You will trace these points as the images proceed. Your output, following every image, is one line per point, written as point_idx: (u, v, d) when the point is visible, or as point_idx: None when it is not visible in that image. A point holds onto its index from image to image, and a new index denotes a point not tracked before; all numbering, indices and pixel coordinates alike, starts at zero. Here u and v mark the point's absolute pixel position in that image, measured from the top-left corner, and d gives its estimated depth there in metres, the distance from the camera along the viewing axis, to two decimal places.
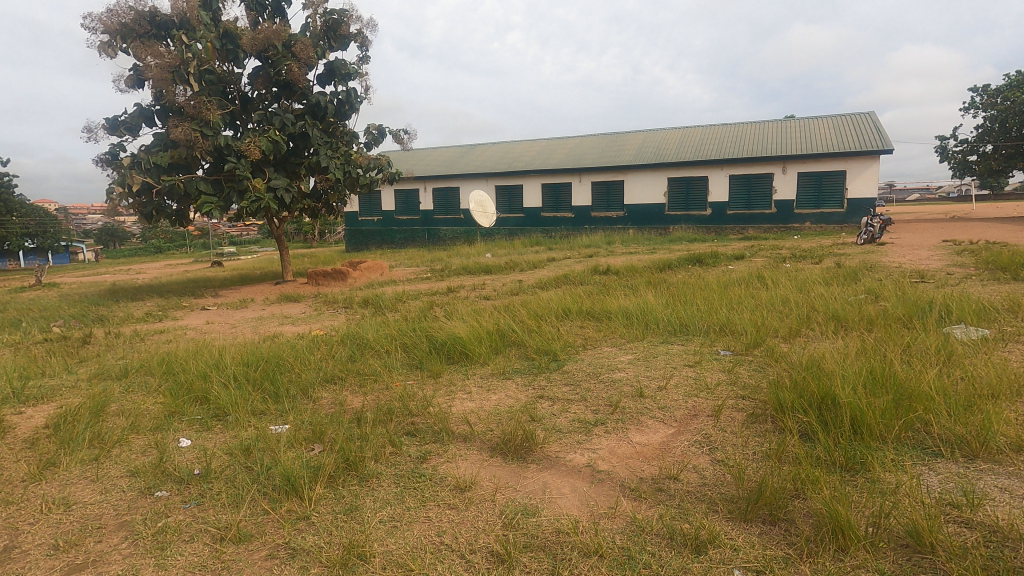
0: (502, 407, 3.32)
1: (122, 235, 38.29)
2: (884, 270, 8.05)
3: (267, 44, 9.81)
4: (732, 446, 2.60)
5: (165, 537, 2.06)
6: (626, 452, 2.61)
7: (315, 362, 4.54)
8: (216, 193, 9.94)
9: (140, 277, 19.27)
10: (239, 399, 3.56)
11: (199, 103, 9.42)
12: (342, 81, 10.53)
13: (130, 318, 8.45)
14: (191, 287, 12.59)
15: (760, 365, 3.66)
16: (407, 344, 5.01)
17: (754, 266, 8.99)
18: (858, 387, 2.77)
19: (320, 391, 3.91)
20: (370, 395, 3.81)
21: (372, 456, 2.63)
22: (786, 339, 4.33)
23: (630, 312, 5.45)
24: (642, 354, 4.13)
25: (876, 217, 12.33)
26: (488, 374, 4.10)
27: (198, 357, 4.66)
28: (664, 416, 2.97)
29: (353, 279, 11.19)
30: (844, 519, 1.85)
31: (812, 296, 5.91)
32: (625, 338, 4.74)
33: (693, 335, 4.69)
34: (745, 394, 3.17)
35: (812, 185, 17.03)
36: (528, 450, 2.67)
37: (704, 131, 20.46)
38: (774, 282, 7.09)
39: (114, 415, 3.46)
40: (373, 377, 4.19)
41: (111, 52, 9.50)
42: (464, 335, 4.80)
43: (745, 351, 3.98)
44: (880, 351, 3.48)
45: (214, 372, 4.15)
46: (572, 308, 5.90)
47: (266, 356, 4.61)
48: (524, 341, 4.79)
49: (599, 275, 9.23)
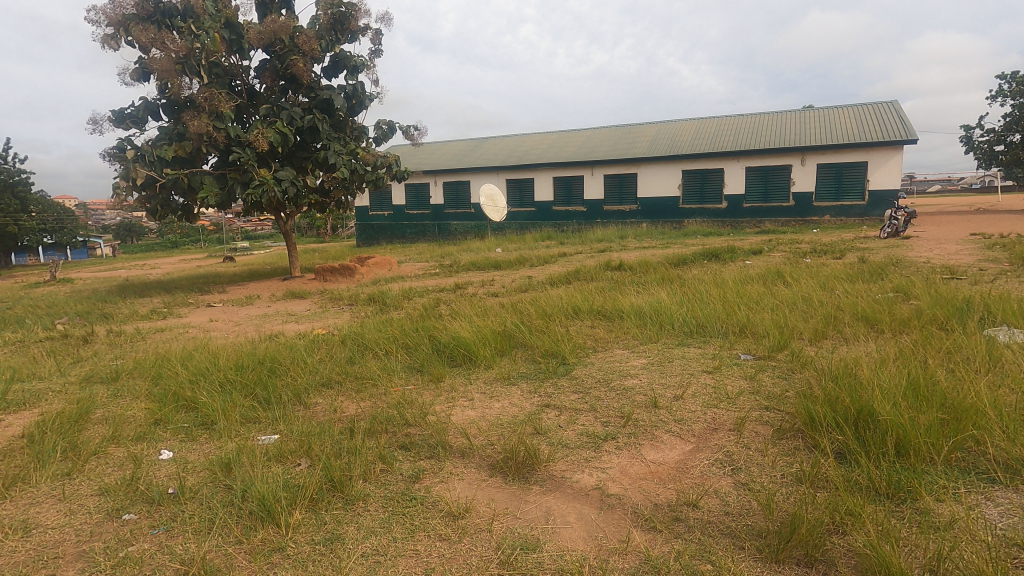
0: (504, 418, 3.08)
1: (139, 230, 38.84)
2: (912, 265, 7.69)
3: (273, 37, 9.62)
4: (757, 467, 2.34)
5: (123, 571, 1.86)
6: (639, 472, 2.37)
7: (312, 364, 4.36)
8: (221, 187, 9.76)
9: (153, 272, 19.38)
10: (227, 407, 3.38)
11: (209, 96, 9.26)
12: (350, 75, 10.31)
13: (133, 315, 8.36)
14: (200, 283, 12.53)
15: (784, 371, 3.39)
16: (409, 345, 4.81)
17: (773, 261, 8.67)
18: (899, 401, 2.50)
19: (314, 397, 3.73)
20: (367, 402, 3.62)
21: (360, 475, 2.42)
22: (812, 341, 4.04)
23: (643, 311, 5.17)
24: (657, 358, 3.86)
25: (902, 210, 11.87)
26: (492, 379, 3.87)
27: (191, 359, 4.49)
28: (680, 430, 2.71)
29: (361, 275, 10.99)
30: (894, 565, 1.58)
31: (836, 294, 5.61)
32: (639, 340, 4.46)
33: (711, 336, 4.42)
34: (769, 406, 2.91)
35: (833, 177, 16.52)
36: (531, 469, 2.43)
37: (720, 122, 19.97)
38: (795, 278, 6.75)
39: (96, 423, 3.30)
40: (371, 382, 3.99)
41: (113, 43, 9.37)
42: (468, 336, 4.56)
43: (768, 355, 3.70)
44: (919, 359, 3.17)
45: (204, 377, 3.97)
46: (582, 307, 5.63)
47: (262, 358, 4.45)
48: (532, 343, 4.54)
49: (612, 270, 8.97)
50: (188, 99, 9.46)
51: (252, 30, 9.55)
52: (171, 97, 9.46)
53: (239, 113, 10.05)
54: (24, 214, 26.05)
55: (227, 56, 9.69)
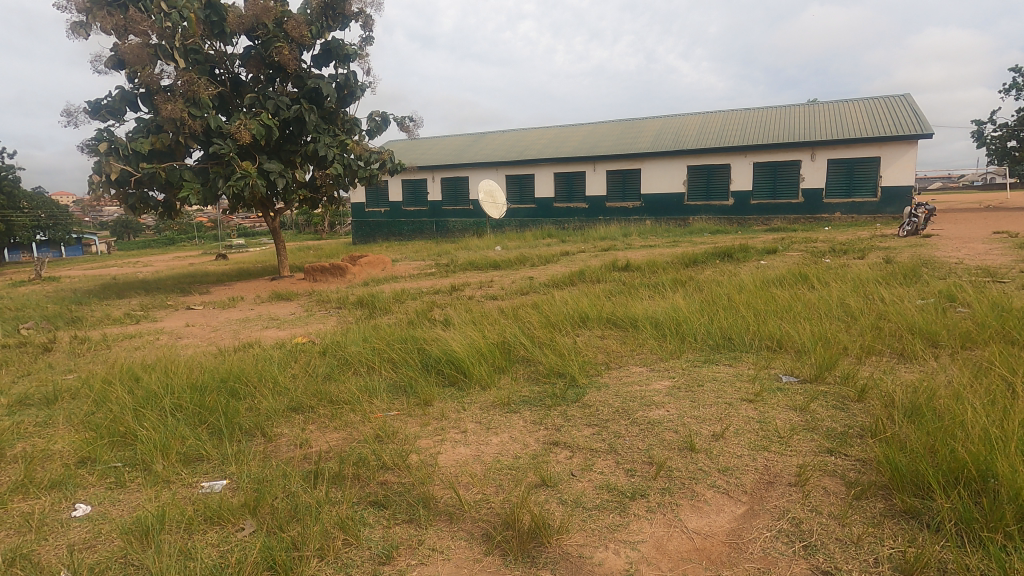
0: (503, 462, 2.53)
1: (137, 227, 38.44)
2: (944, 266, 7.14)
3: (256, 21, 8.99)
4: (837, 545, 1.77)
5: None
6: (681, 550, 1.80)
7: (282, 383, 3.79)
8: (202, 182, 9.14)
9: (143, 270, 18.86)
10: (169, 441, 2.82)
11: (186, 83, 8.65)
12: (340, 64, 9.67)
13: (106, 318, 7.81)
14: (185, 283, 11.93)
15: (841, 400, 2.81)
16: (394, 360, 4.22)
17: (790, 261, 8.15)
18: (1018, 453, 1.93)
19: (278, 428, 3.16)
20: (340, 434, 3.06)
21: (316, 554, 1.86)
22: (860, 359, 3.47)
23: (660, 321, 4.58)
24: (684, 380, 3.27)
25: (922, 207, 11.26)
26: (489, 405, 3.29)
27: (146, 375, 3.93)
28: (727, 484, 2.13)
29: (352, 275, 10.40)
30: None
31: (872, 299, 5.06)
32: (657, 356, 3.88)
33: (741, 351, 3.83)
34: (833, 449, 2.34)
35: (844, 172, 15.94)
36: (538, 544, 1.86)
37: (726, 116, 19.38)
38: (822, 281, 6.19)
39: (8, 463, 2.73)
40: (347, 407, 3.41)
41: (83, 30, 8.78)
42: (461, 350, 3.98)
43: (816, 377, 3.13)
44: (1007, 388, 2.61)
45: (152, 401, 3.40)
46: (591, 314, 5.04)
47: (227, 374, 3.89)
48: (535, 358, 3.97)
49: (619, 271, 8.42)
50: (166, 89, 8.89)
51: (231, 13, 8.91)
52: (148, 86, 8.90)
53: (224, 103, 9.46)
54: (16, 210, 25.50)
55: (207, 41, 9.06)
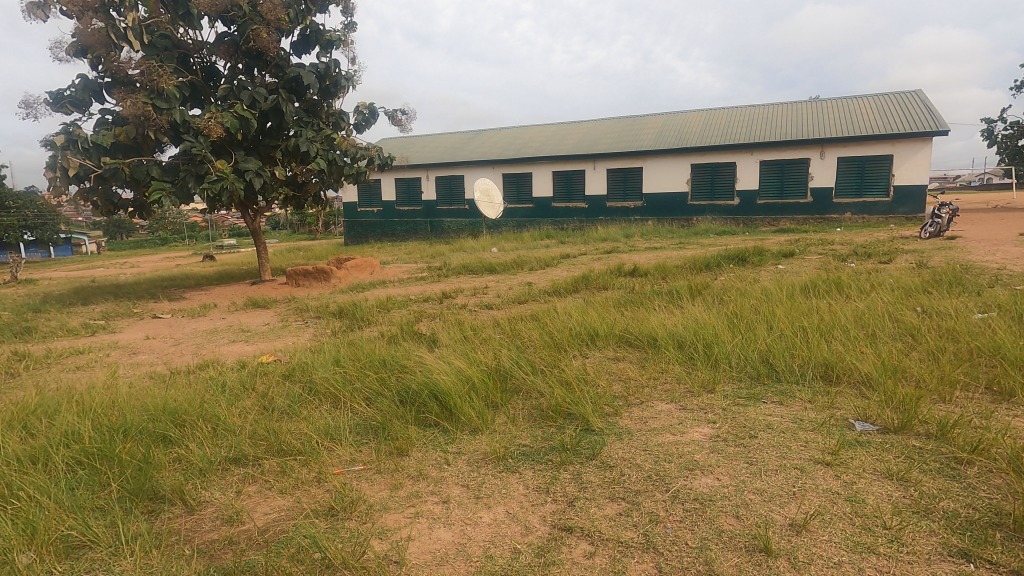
0: (498, 561, 1.81)
1: (128, 226, 37.43)
2: (985, 272, 6.44)
3: (228, 4, 8.24)
4: None
5: None
6: None
7: (227, 422, 3.06)
8: (171, 180, 8.38)
9: (126, 273, 17.99)
10: (46, 522, 2.09)
11: (150, 71, 7.89)
12: (322, 51, 8.94)
13: (59, 329, 7.04)
14: (160, 288, 11.12)
15: (949, 466, 2.11)
16: (368, 390, 3.48)
17: (811, 266, 7.45)
18: None
19: (207, 492, 2.43)
20: (285, 503, 2.33)
21: None
22: (943, 398, 2.77)
23: (685, 340, 3.87)
24: (730, 427, 2.56)
25: (944, 207, 10.52)
26: (481, 458, 2.57)
27: (60, 413, 3.19)
28: None
29: (337, 279, 9.67)
30: None
31: (923, 314, 4.35)
32: (687, 388, 3.18)
33: (789, 384, 3.13)
34: (970, 552, 1.64)
35: (855, 171, 15.26)
36: None
37: (731, 113, 18.71)
38: (858, 289, 5.50)
39: None
40: (301, 460, 2.68)
41: (40, 13, 8.03)
42: (447, 380, 3.26)
43: (902, 428, 2.42)
44: None
45: (52, 453, 2.66)
46: (600, 329, 4.33)
47: (158, 408, 3.13)
48: (537, 389, 3.25)
49: (626, 276, 7.73)
50: (130, 77, 8.11)
51: None
52: (112, 74, 8.13)
53: (196, 94, 8.72)
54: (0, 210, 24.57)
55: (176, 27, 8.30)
